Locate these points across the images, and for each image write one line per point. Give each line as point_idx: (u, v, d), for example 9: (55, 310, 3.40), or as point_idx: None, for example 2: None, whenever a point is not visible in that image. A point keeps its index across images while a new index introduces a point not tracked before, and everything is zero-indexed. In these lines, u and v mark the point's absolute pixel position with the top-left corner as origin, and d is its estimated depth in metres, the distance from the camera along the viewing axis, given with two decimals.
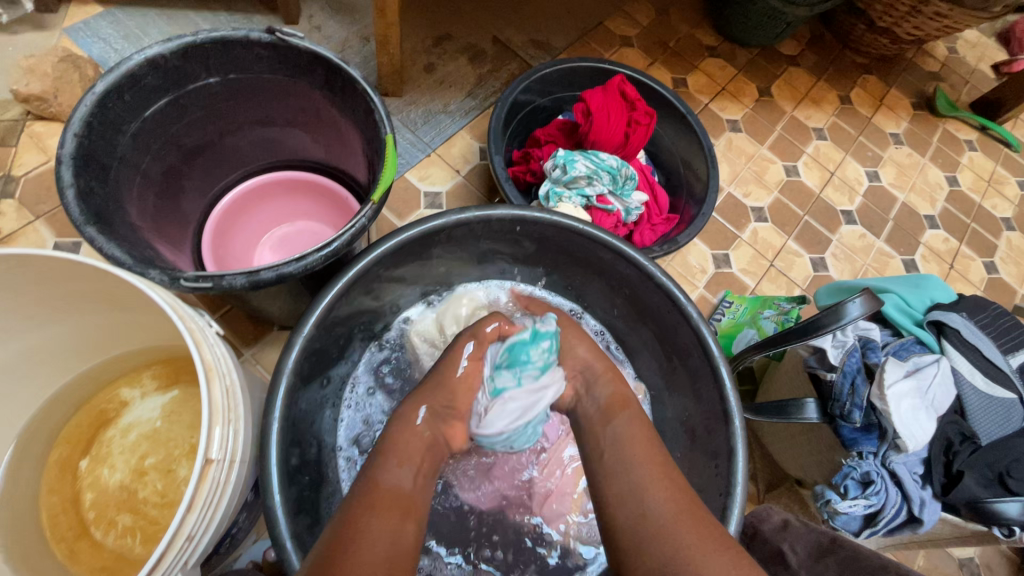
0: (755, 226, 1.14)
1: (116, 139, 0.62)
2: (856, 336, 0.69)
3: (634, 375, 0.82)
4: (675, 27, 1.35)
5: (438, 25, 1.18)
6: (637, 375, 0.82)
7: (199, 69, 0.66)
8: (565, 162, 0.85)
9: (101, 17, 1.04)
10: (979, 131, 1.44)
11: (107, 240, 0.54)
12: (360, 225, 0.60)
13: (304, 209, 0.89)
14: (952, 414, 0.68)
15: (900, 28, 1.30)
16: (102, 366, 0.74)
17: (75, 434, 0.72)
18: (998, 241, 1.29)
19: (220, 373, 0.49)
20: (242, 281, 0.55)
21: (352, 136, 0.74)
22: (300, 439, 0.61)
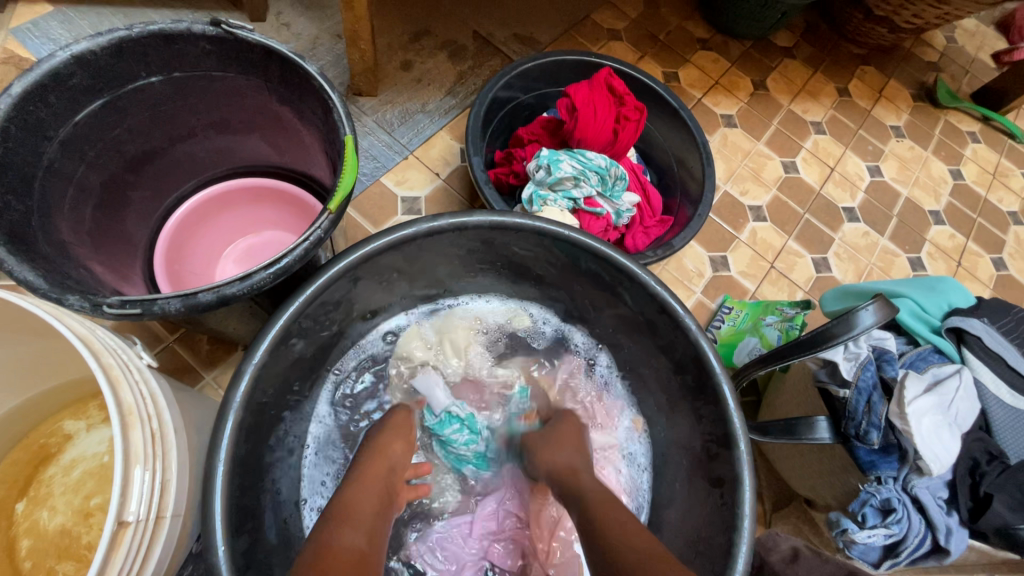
0: (753, 225, 1.08)
1: (42, 147, 0.55)
2: (870, 347, 0.63)
3: (631, 408, 0.75)
4: (665, 19, 1.30)
5: (416, 20, 1.12)
6: (634, 404, 0.75)
7: (137, 67, 0.59)
8: (549, 162, 0.79)
9: (51, 16, 0.97)
10: (982, 123, 1.39)
11: (20, 261, 0.47)
12: (316, 237, 0.54)
13: (268, 218, 0.82)
14: (978, 431, 0.62)
15: (898, 16, 1.25)
16: (41, 396, 0.67)
17: (11, 474, 0.65)
18: (1006, 236, 1.23)
19: (143, 417, 0.42)
20: (177, 306, 0.49)
21: (312, 138, 0.67)
22: (253, 481, 0.55)
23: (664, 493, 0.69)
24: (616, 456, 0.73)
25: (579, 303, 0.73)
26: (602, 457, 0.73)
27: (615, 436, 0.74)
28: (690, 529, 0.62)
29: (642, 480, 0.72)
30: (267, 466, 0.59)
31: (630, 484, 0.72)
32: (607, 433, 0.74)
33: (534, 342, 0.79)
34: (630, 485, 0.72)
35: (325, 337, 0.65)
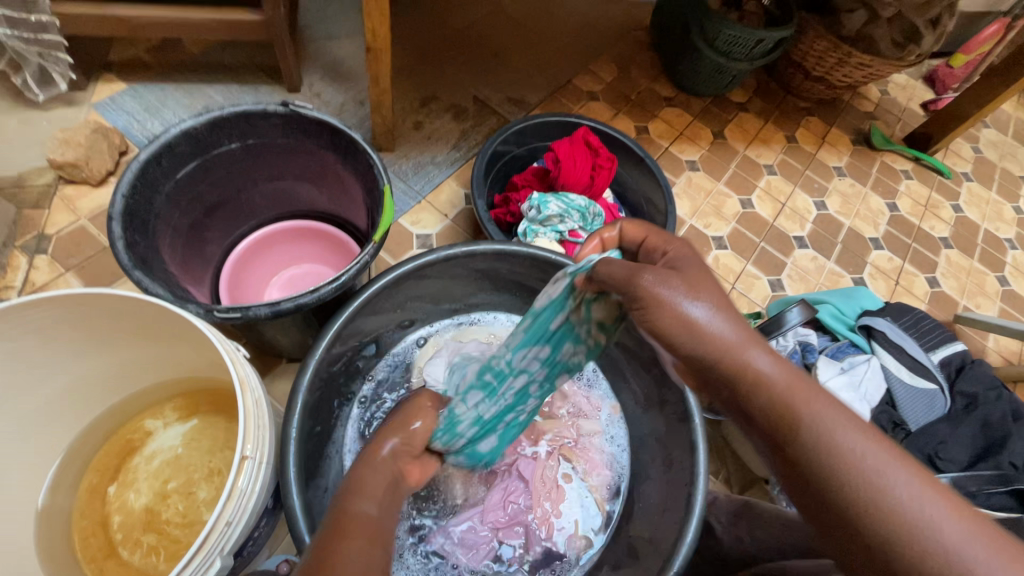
0: (716, 253, 1.27)
1: (153, 198, 0.73)
2: (797, 341, 0.80)
3: (609, 398, 0.90)
4: (636, 81, 1.53)
5: (426, 88, 1.34)
6: (611, 394, 0.90)
7: (223, 137, 0.78)
8: (539, 203, 0.97)
9: (125, 92, 1.17)
10: (914, 162, 1.61)
11: (151, 281, 0.64)
12: (363, 262, 0.71)
13: (310, 253, 0.99)
14: (884, 405, 0.78)
15: (832, 75, 1.48)
16: (131, 399, 0.80)
17: (103, 463, 0.78)
18: (938, 258, 1.42)
19: (251, 387, 0.58)
20: (264, 312, 0.65)
21: (353, 187, 0.86)
22: (309, 452, 0.69)
23: (641, 470, 0.83)
24: (599, 439, 0.87)
25: None
26: (587, 438, 0.87)
27: (598, 423, 0.89)
28: (663, 494, 0.76)
29: (621, 458, 0.86)
30: (319, 443, 0.73)
31: (612, 461, 0.86)
32: (591, 419, 0.88)
33: None
34: (611, 462, 0.86)
35: (362, 343, 0.81)
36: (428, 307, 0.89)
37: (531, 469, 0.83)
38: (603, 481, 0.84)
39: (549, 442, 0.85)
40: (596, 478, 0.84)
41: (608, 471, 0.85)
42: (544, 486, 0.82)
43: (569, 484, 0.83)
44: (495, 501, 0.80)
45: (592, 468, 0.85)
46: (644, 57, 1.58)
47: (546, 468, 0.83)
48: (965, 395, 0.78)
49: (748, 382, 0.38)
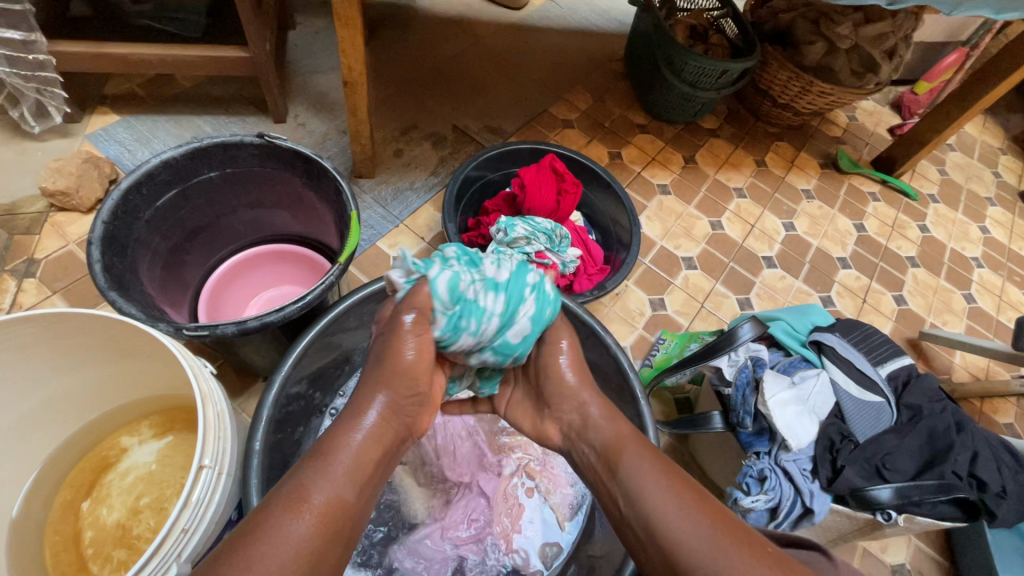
0: (685, 273, 1.31)
1: (133, 223, 0.77)
2: (748, 356, 0.83)
3: None
4: (610, 110, 1.60)
5: (406, 118, 1.40)
6: None
7: (202, 166, 0.83)
8: (507, 226, 1.01)
9: (118, 124, 1.23)
10: (881, 185, 1.66)
11: (125, 301, 0.68)
12: (329, 282, 0.75)
13: (289, 275, 1.04)
14: (832, 418, 0.80)
15: (797, 103, 1.55)
16: (109, 415, 0.83)
17: (78, 480, 0.81)
18: (905, 276, 1.46)
19: (213, 401, 0.62)
20: (232, 330, 0.69)
21: (326, 211, 0.91)
22: (274, 465, 0.72)
23: None
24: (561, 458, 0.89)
25: None
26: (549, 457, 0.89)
27: None
28: None
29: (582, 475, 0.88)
30: (286, 458, 0.77)
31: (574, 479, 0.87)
32: None
33: None
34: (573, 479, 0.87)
35: (332, 360, 0.84)
36: None
37: (493, 486, 0.85)
38: (565, 500, 0.85)
39: (512, 460, 0.88)
40: (558, 496, 0.85)
41: (570, 490, 0.86)
42: (505, 503, 0.84)
43: (530, 500, 0.85)
44: (458, 517, 0.82)
45: (553, 485, 0.86)
46: (618, 87, 1.66)
47: (508, 484, 0.85)
48: (910, 408, 0.81)
49: (607, 446, 0.57)
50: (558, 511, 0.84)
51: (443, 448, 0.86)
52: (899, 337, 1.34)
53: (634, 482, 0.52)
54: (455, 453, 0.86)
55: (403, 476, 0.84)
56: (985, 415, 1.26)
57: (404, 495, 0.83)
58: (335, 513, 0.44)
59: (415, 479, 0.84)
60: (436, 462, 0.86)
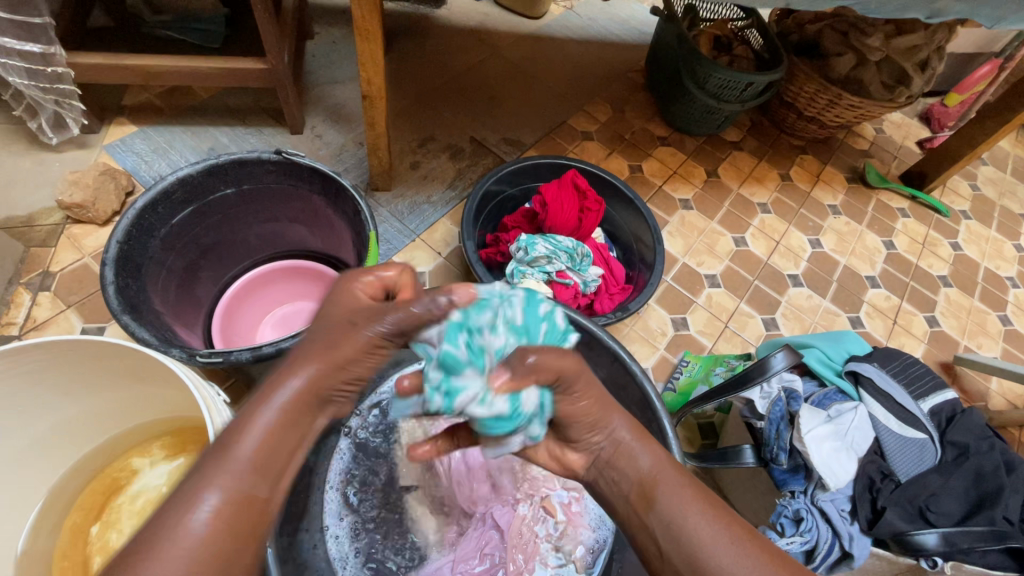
0: (708, 291, 1.27)
1: (148, 242, 0.75)
2: (781, 387, 0.79)
3: None
4: (630, 122, 1.56)
5: (424, 130, 1.38)
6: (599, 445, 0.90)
7: (219, 183, 0.81)
8: (527, 245, 0.99)
9: (135, 135, 1.23)
10: (910, 201, 1.61)
11: (139, 324, 0.66)
12: None
13: (304, 291, 1.02)
14: (872, 455, 0.76)
15: (824, 116, 1.51)
16: (119, 436, 0.81)
17: (88, 502, 0.79)
18: (937, 297, 1.41)
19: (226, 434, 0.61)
20: (246, 356, 0.66)
21: (343, 229, 0.89)
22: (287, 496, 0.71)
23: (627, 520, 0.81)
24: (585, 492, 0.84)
25: None
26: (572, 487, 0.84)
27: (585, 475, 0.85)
28: None
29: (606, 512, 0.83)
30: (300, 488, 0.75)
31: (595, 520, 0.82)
32: None
33: None
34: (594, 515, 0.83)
35: None
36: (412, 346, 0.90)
37: (508, 519, 0.81)
38: (586, 541, 0.80)
39: (530, 493, 0.84)
40: (578, 538, 0.81)
41: (592, 532, 0.81)
42: (519, 538, 0.80)
43: (548, 538, 0.81)
44: (470, 551, 0.79)
45: (573, 524, 0.81)
46: (639, 98, 1.63)
47: (523, 520, 0.81)
48: (957, 446, 0.77)
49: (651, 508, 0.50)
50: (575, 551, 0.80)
51: (459, 476, 0.83)
52: (931, 361, 1.29)
53: (692, 550, 0.47)
54: (470, 481, 0.82)
55: (413, 502, 0.82)
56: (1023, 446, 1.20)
57: (414, 524, 0.81)
58: (239, 509, 0.40)
59: (426, 508, 0.82)
60: (447, 490, 0.83)
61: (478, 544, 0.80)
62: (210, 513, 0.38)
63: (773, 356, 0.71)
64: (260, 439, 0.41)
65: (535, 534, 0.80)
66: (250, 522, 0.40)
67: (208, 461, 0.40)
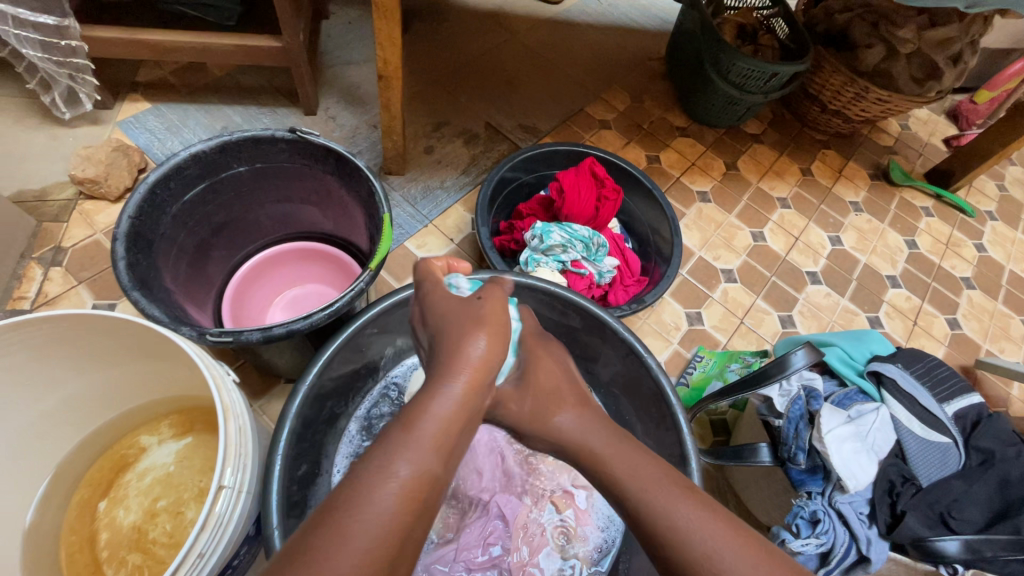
0: (724, 286, 1.24)
1: (159, 219, 0.74)
2: (801, 386, 0.77)
3: None
4: (649, 111, 1.53)
5: (438, 114, 1.36)
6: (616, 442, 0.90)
7: (232, 161, 0.80)
8: (543, 233, 0.97)
9: (149, 112, 1.22)
10: (934, 199, 1.57)
11: (149, 301, 0.65)
12: (359, 288, 0.71)
13: (316, 275, 1.01)
14: (893, 458, 0.74)
15: (850, 109, 1.46)
16: (129, 413, 0.81)
17: (96, 478, 0.79)
18: (959, 299, 1.37)
19: (234, 414, 0.60)
20: (256, 337, 0.65)
21: (356, 211, 0.87)
22: (296, 479, 0.70)
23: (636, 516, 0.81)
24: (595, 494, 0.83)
25: (584, 350, 0.90)
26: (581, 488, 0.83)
27: None
28: None
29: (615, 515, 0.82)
30: (308, 472, 0.74)
31: (603, 523, 0.81)
32: None
33: None
34: (602, 518, 0.82)
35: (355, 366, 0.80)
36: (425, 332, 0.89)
37: (514, 510, 0.80)
38: (593, 543, 0.80)
39: (539, 488, 0.83)
40: (586, 537, 0.80)
41: (600, 532, 0.81)
42: (525, 531, 0.79)
43: (555, 535, 0.79)
44: (473, 540, 0.77)
45: (580, 524, 0.81)
46: (657, 87, 1.59)
47: (529, 513, 0.80)
48: (982, 451, 0.74)
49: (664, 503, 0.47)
50: (580, 553, 0.79)
51: (468, 461, 0.82)
52: (951, 363, 1.25)
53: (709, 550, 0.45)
54: (480, 469, 0.82)
55: None
56: None
57: None
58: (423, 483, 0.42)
59: None
60: (454, 475, 0.81)
61: (484, 531, 0.78)
62: (402, 485, 0.40)
63: (796, 353, 0.68)
64: (445, 417, 0.45)
65: (540, 527, 0.79)
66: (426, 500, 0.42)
67: (393, 439, 0.43)
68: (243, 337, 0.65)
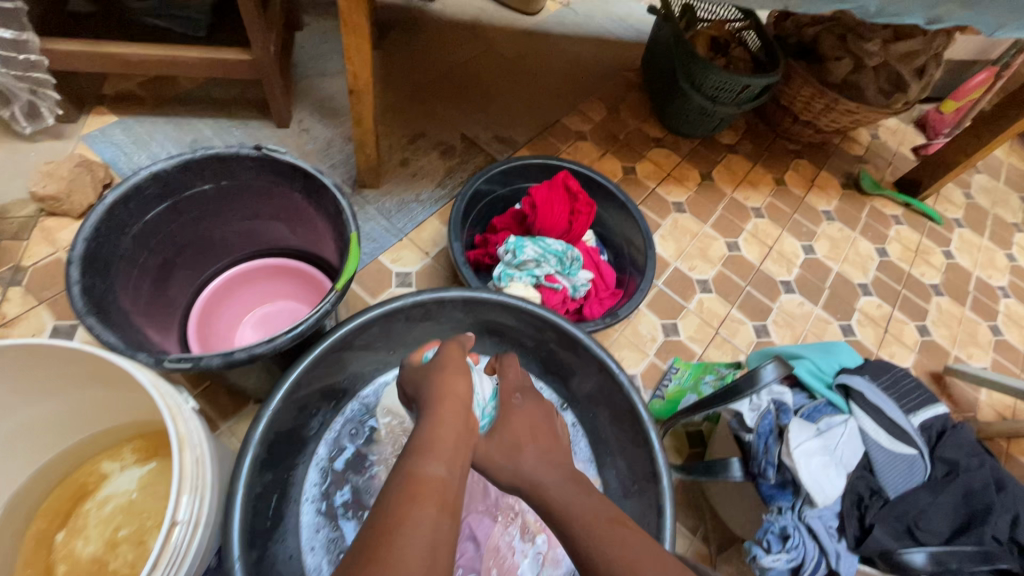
0: (700, 296, 1.25)
1: (119, 239, 0.72)
2: (770, 400, 0.78)
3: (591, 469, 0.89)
4: (625, 122, 1.54)
5: (414, 126, 1.35)
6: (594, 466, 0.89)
7: (195, 179, 0.78)
8: (516, 247, 0.96)
9: (115, 125, 1.19)
10: (904, 208, 1.60)
11: (104, 327, 0.63)
12: (326, 309, 0.70)
13: (286, 292, 0.99)
14: (862, 470, 0.74)
15: (820, 120, 1.49)
16: (89, 440, 0.79)
17: (53, 508, 0.76)
18: (929, 305, 1.40)
19: (191, 444, 0.58)
20: (217, 361, 0.63)
21: (324, 227, 0.86)
22: (261, 506, 0.69)
23: None
24: None
25: (559, 366, 0.90)
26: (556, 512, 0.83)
27: None
28: None
29: None
30: (275, 500, 0.73)
31: None
32: None
33: None
34: None
35: (325, 384, 0.79)
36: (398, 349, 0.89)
37: (487, 531, 0.79)
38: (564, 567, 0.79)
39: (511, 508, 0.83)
40: (558, 560, 0.79)
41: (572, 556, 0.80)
42: (495, 551, 0.78)
43: (527, 556, 0.79)
44: None
45: (551, 546, 0.80)
46: (634, 98, 1.60)
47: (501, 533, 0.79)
48: (946, 462, 0.76)
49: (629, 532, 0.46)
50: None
51: None
52: (922, 370, 1.28)
53: None
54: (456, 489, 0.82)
55: None
56: (1011, 457, 1.20)
57: None
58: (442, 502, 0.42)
59: None
60: None
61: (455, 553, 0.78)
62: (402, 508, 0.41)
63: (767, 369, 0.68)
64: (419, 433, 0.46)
65: (512, 548, 0.79)
66: (447, 502, 0.44)
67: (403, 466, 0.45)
68: (201, 362, 0.63)
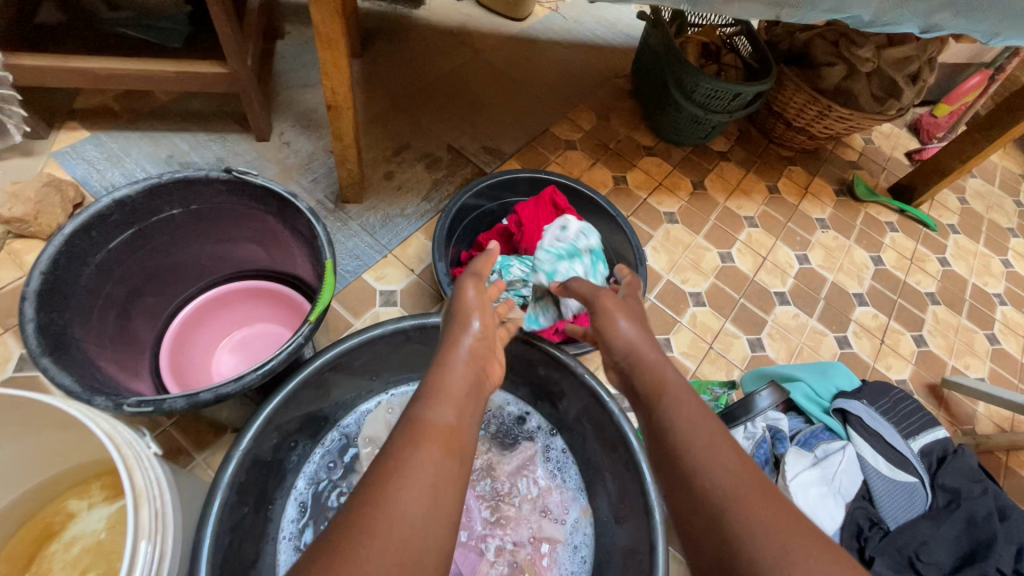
0: (693, 310, 1.23)
1: (81, 270, 0.69)
2: (766, 427, 0.76)
3: (580, 499, 0.86)
4: (616, 130, 1.51)
5: (399, 138, 1.32)
6: (584, 495, 0.86)
7: (162, 204, 0.74)
8: (502, 266, 0.94)
9: (87, 141, 1.15)
10: (898, 214, 1.58)
11: (60, 368, 0.59)
12: (298, 343, 0.66)
13: (264, 316, 0.95)
14: (861, 500, 0.72)
15: (814, 126, 1.46)
16: (55, 477, 0.75)
17: (16, 551, 0.72)
18: (925, 315, 1.38)
19: (150, 497, 0.55)
20: (182, 403, 0.60)
21: (301, 250, 0.82)
22: (233, 552, 0.65)
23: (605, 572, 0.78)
24: (560, 548, 0.83)
25: (548, 391, 0.86)
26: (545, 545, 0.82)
27: (563, 528, 0.84)
28: None
29: (581, 572, 0.81)
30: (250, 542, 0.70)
31: None
32: (556, 523, 0.84)
33: (500, 424, 0.92)
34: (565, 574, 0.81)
35: (302, 416, 0.75)
36: (381, 376, 0.85)
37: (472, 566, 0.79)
38: None
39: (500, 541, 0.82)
40: None
41: None
42: None
43: None
44: None
45: None
46: (625, 105, 1.58)
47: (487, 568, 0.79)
48: (947, 490, 0.73)
49: None
50: None
51: None
52: (919, 382, 1.25)
53: None
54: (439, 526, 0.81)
55: None
56: (1010, 471, 1.17)
57: None
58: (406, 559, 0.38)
59: None
60: None
61: None
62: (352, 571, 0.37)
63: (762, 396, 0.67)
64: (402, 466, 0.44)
65: None
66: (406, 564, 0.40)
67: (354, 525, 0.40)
68: (163, 405, 0.59)
